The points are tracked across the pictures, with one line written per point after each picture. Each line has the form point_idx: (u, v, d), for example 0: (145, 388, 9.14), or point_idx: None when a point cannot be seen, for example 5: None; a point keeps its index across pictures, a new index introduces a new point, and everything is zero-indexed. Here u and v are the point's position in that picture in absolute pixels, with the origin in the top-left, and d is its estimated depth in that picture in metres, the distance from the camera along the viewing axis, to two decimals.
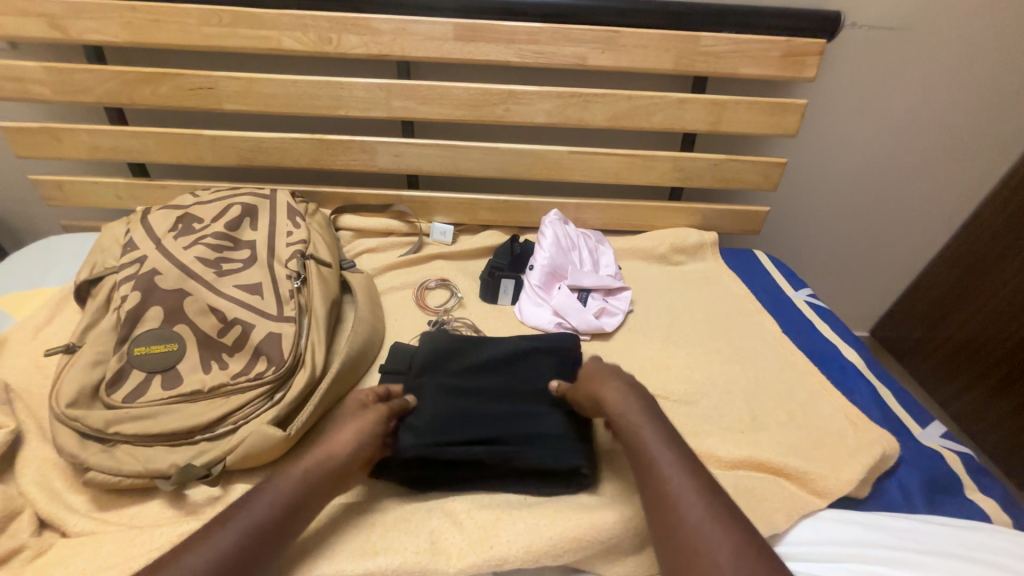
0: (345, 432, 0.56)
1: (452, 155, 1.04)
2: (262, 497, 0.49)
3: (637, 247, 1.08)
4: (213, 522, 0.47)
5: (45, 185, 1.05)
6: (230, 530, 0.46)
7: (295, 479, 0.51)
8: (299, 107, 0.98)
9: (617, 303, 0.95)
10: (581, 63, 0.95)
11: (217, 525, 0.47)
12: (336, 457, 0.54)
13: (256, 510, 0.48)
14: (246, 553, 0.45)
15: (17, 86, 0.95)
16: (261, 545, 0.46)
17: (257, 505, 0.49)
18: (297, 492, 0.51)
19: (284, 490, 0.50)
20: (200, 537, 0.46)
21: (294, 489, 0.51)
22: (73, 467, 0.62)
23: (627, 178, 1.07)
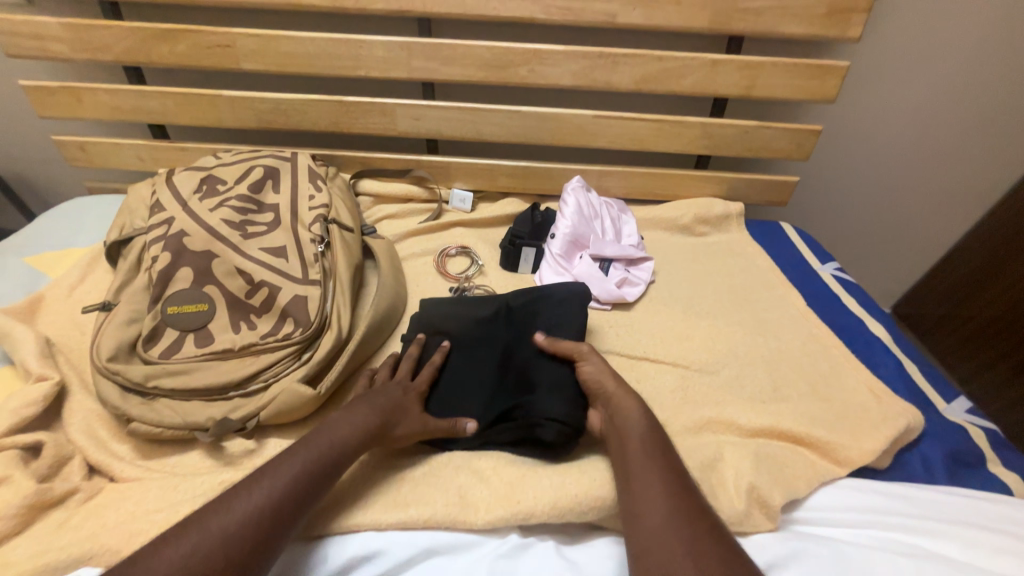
0: (385, 407, 0.59)
1: (473, 119, 1.01)
2: (304, 452, 0.52)
3: (660, 218, 1.06)
4: (258, 473, 0.49)
5: (69, 146, 1.05)
6: (278, 480, 0.49)
7: (337, 439, 0.54)
8: (318, 67, 0.96)
9: (639, 274, 0.94)
10: (611, 21, 0.91)
11: (262, 476, 0.49)
12: (374, 423, 0.57)
13: (298, 461, 0.51)
14: (296, 503, 0.48)
15: (36, 43, 0.94)
16: (308, 496, 0.50)
17: (299, 459, 0.51)
18: (339, 450, 0.53)
19: (325, 448, 0.53)
20: (249, 487, 0.48)
21: (336, 447, 0.53)
22: (116, 418, 0.64)
23: (654, 145, 1.04)
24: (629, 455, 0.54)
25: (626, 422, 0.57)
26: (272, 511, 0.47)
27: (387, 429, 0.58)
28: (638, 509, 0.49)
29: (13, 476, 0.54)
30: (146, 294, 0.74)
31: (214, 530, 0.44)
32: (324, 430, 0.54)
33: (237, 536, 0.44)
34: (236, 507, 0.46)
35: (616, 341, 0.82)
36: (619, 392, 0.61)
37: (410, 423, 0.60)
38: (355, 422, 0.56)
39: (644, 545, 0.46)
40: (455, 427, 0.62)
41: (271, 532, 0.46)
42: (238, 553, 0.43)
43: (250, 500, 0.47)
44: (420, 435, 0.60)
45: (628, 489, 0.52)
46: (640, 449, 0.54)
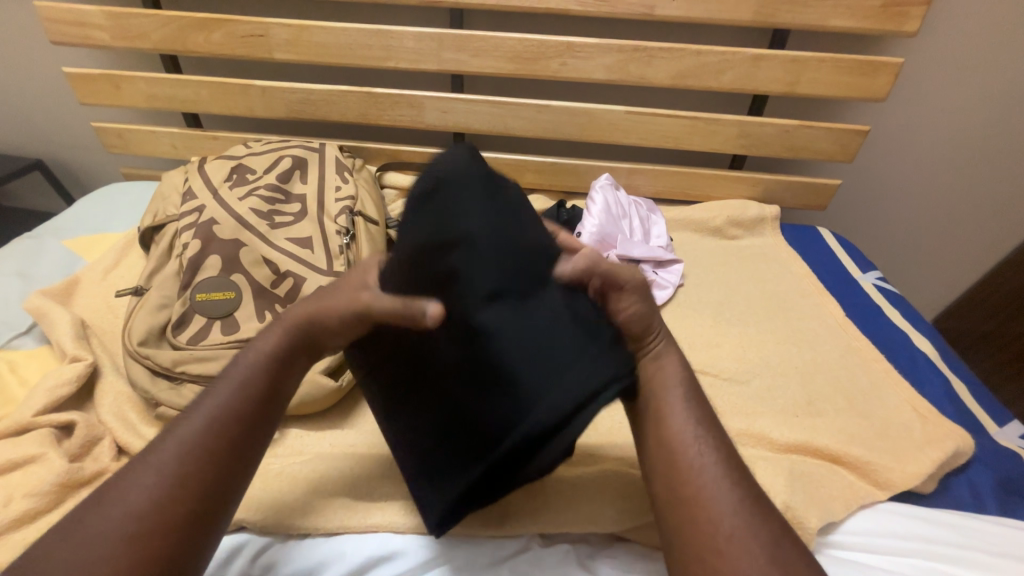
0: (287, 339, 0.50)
1: (501, 113, 1.00)
2: (209, 403, 0.46)
3: (690, 219, 1.03)
4: (161, 440, 0.44)
5: (107, 132, 1.08)
6: (183, 436, 0.43)
7: (242, 382, 0.47)
8: (349, 58, 0.95)
9: (667, 277, 0.91)
10: (649, 13, 0.87)
11: (164, 442, 0.43)
12: (285, 344, 0.49)
13: (198, 416, 0.45)
14: (214, 449, 0.43)
15: (80, 31, 0.96)
16: (219, 446, 0.44)
17: (201, 412, 0.45)
18: (251, 388, 0.47)
19: (230, 394, 0.46)
20: (161, 443, 0.43)
21: (246, 385, 0.47)
22: (144, 401, 0.65)
23: (687, 143, 1.00)
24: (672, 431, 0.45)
25: (670, 386, 0.48)
26: (187, 466, 0.42)
27: (303, 342, 0.50)
28: (685, 497, 0.43)
29: (47, 454, 0.56)
30: (177, 280, 0.76)
31: (124, 500, 0.40)
32: (227, 375, 0.48)
33: (151, 501, 0.40)
34: (144, 473, 0.41)
35: None
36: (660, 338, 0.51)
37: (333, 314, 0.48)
38: (261, 353, 0.49)
39: (696, 539, 0.41)
40: (410, 316, 0.43)
41: (194, 486, 0.41)
42: (158, 514, 0.40)
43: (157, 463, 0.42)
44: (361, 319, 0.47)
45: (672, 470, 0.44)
46: (686, 425, 0.46)
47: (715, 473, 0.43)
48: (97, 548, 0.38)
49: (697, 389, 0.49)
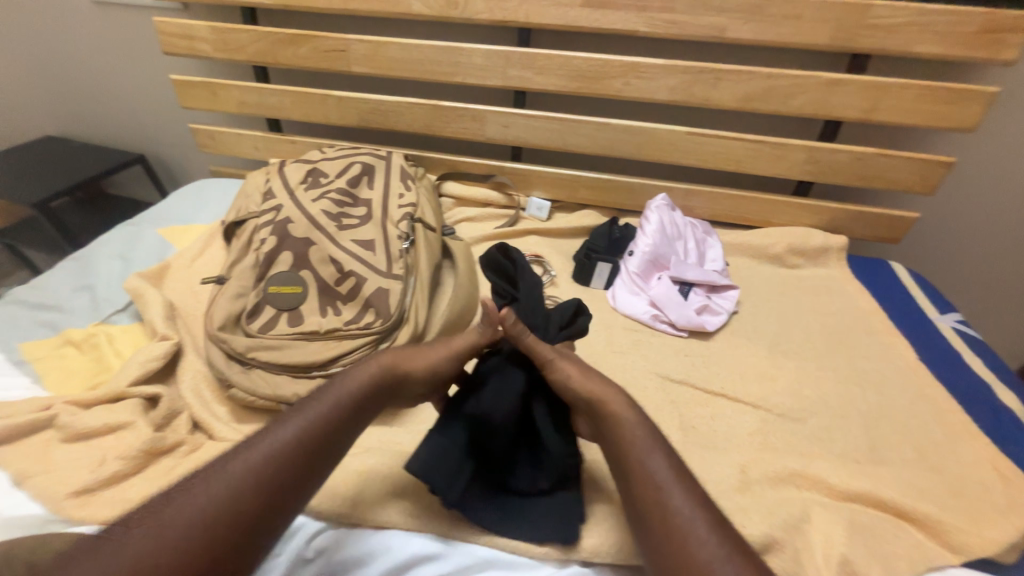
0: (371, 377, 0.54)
1: (560, 129, 1.01)
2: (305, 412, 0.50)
3: (748, 244, 1.00)
4: (259, 437, 0.48)
5: (201, 133, 1.19)
6: (272, 443, 0.47)
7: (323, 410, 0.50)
8: (420, 72, 1.01)
9: (721, 302, 0.89)
10: (719, 35, 0.87)
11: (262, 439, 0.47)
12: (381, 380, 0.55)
13: (279, 432, 0.48)
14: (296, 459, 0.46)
15: (188, 43, 1.07)
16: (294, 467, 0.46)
17: (288, 428, 0.48)
18: (344, 407, 0.51)
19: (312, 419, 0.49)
20: (248, 447, 0.47)
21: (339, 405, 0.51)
22: (218, 381, 0.71)
23: (749, 167, 0.98)
24: (641, 472, 0.49)
25: (628, 430, 0.52)
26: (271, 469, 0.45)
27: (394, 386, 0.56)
28: (670, 537, 0.44)
29: (135, 422, 0.62)
30: (254, 272, 0.82)
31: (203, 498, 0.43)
32: (315, 399, 0.51)
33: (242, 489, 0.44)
34: (236, 464, 0.45)
35: (688, 370, 0.78)
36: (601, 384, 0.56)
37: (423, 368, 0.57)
38: (359, 380, 0.54)
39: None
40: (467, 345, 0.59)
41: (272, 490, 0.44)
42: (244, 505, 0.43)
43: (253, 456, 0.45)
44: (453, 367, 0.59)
45: (652, 511, 0.46)
46: (651, 462, 0.49)
47: (684, 502, 0.46)
48: (182, 528, 0.41)
49: (654, 434, 0.53)
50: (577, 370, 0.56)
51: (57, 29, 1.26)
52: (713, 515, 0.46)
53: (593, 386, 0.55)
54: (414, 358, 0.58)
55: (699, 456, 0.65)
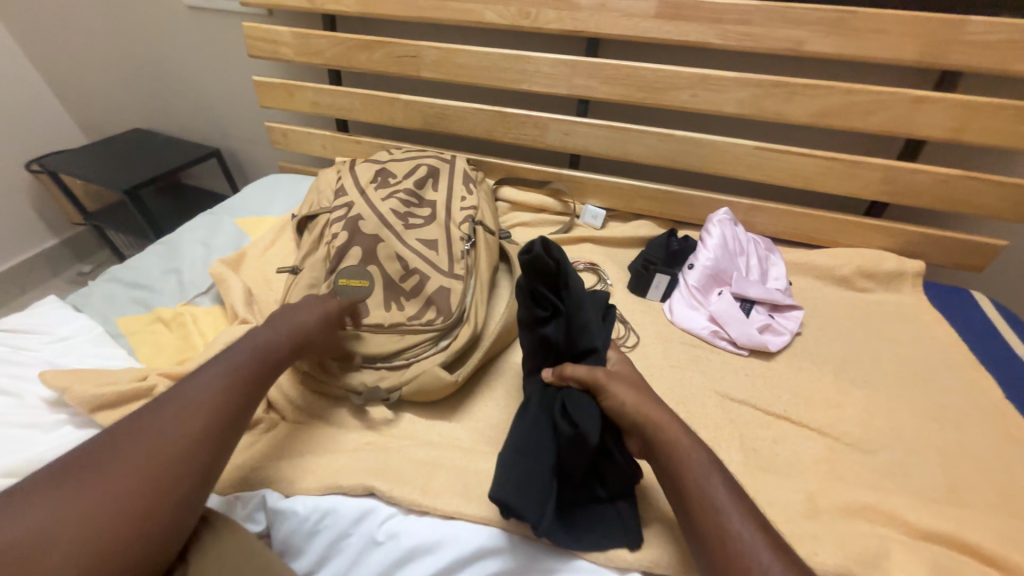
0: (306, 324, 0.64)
1: (622, 138, 1.01)
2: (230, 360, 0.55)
3: (814, 264, 0.96)
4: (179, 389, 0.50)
5: (275, 131, 1.27)
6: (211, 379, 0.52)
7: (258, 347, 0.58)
8: (487, 79, 1.03)
9: (784, 322, 0.86)
10: (796, 49, 0.85)
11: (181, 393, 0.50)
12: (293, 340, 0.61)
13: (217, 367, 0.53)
14: (233, 400, 0.51)
15: (271, 47, 1.14)
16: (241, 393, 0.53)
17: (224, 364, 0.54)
18: (277, 345, 0.59)
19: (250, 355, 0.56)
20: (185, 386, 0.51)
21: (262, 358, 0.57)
22: None
23: (820, 185, 0.94)
24: (701, 499, 0.48)
25: (684, 455, 0.51)
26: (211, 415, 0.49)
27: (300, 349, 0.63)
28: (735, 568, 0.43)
29: None
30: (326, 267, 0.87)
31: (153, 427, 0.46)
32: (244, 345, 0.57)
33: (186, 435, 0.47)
34: (171, 408, 0.48)
35: (748, 390, 0.76)
36: (655, 408, 0.56)
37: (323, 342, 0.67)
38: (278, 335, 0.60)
39: None
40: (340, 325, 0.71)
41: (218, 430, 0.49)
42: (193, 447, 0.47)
43: (185, 402, 0.49)
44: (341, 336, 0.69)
45: (716, 540, 0.46)
46: (711, 488, 0.49)
47: (748, 531, 0.45)
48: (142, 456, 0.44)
49: (711, 458, 0.52)
50: (629, 395, 0.56)
51: (152, 30, 1.37)
52: (779, 545, 0.45)
53: (648, 409, 0.55)
54: (306, 321, 0.64)
55: (762, 479, 0.63)
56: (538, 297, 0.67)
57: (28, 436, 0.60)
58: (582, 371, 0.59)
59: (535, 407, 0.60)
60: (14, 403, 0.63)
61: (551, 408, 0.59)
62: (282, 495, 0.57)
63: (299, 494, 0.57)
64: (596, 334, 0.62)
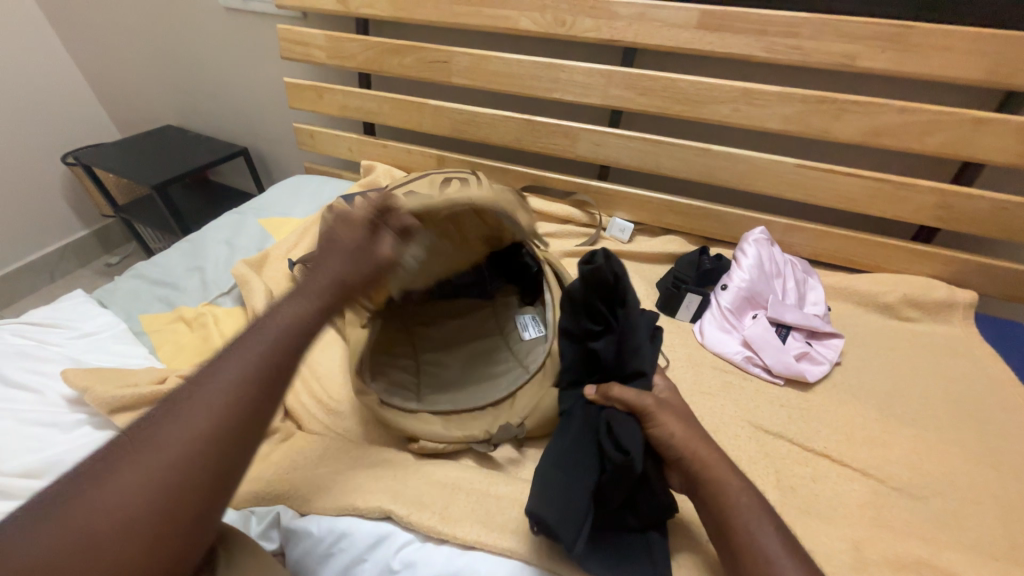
0: (342, 261, 0.52)
1: (655, 151, 0.98)
2: (241, 354, 0.42)
3: (856, 289, 0.91)
4: (175, 399, 0.39)
5: (303, 133, 1.27)
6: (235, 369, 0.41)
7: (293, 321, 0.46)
8: (518, 87, 1.02)
9: (823, 351, 0.82)
10: (847, 64, 0.81)
11: (176, 403, 0.39)
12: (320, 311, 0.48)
13: (247, 349, 0.43)
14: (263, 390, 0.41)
15: (304, 49, 1.15)
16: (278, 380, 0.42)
17: (248, 348, 0.43)
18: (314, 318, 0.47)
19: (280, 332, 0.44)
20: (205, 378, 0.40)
21: (277, 343, 0.43)
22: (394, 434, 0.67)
23: (865, 206, 0.90)
24: (748, 541, 0.46)
25: (728, 491, 0.49)
26: (205, 420, 0.38)
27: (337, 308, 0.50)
28: None
29: None
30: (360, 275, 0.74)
31: (171, 437, 0.37)
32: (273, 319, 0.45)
33: (172, 457, 0.36)
34: (193, 412, 0.38)
35: (785, 423, 0.72)
36: (698, 439, 0.53)
37: (368, 271, 0.53)
38: (301, 313, 0.46)
39: None
40: (388, 249, 0.56)
41: (227, 434, 0.38)
42: (178, 477, 0.36)
43: (204, 397, 0.39)
44: (390, 261, 0.56)
45: None
46: (758, 529, 0.46)
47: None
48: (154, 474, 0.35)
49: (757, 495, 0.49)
50: (673, 423, 0.53)
51: (188, 29, 1.39)
52: None
53: (692, 442, 0.52)
54: (340, 256, 0.52)
55: (801, 522, 0.59)
56: (593, 312, 0.66)
57: (46, 435, 0.59)
58: (631, 392, 0.55)
59: (578, 427, 0.58)
60: (36, 399, 0.63)
61: (595, 428, 0.57)
62: (298, 514, 0.56)
63: (314, 513, 0.56)
64: (645, 358, 0.59)
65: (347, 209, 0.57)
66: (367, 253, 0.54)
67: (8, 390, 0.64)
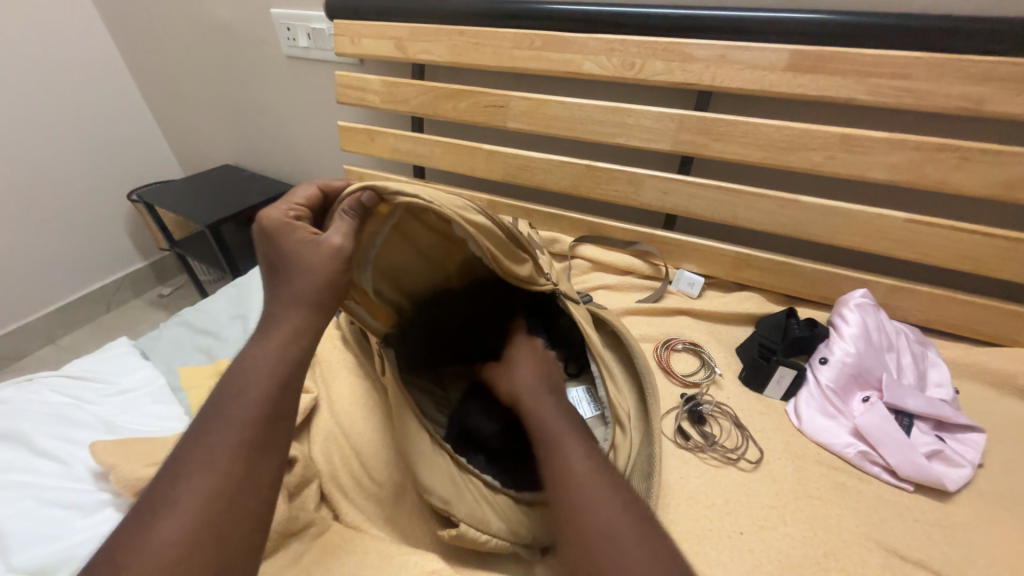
0: (310, 284, 0.49)
1: (733, 201, 0.88)
2: (225, 420, 0.43)
3: (988, 368, 0.76)
4: (172, 469, 0.41)
5: (353, 174, 1.26)
6: (224, 438, 0.42)
7: (268, 370, 0.46)
8: (579, 131, 0.95)
9: (960, 449, 0.66)
10: (973, 108, 0.70)
11: (173, 473, 0.40)
12: (294, 340, 0.49)
13: (233, 411, 0.44)
14: (253, 444, 0.43)
15: (359, 94, 1.14)
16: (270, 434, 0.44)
17: (233, 413, 0.44)
18: (292, 360, 0.48)
19: (260, 385, 0.45)
20: (196, 450, 0.42)
21: (266, 386, 0.45)
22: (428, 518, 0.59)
23: (996, 269, 0.76)
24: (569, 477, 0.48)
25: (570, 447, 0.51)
26: (210, 484, 0.40)
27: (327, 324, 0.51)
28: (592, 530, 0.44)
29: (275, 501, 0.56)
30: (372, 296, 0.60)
31: (183, 513, 0.38)
32: (249, 374, 0.46)
33: (185, 527, 0.38)
34: (194, 482, 0.40)
35: (922, 546, 0.58)
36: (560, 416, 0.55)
37: (322, 272, 0.49)
38: (279, 345, 0.48)
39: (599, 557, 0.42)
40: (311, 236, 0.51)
41: (235, 496, 0.40)
42: (196, 540, 0.37)
43: (203, 466, 0.41)
44: (334, 250, 0.50)
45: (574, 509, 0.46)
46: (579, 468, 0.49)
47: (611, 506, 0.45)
48: (168, 551, 0.37)
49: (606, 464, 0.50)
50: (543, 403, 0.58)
51: (251, 75, 1.43)
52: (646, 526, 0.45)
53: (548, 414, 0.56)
54: (305, 279, 0.49)
55: None
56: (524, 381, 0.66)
57: (64, 519, 0.54)
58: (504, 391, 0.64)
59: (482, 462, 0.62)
60: (60, 472, 0.58)
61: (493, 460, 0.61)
62: None
63: None
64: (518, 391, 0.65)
65: (274, 218, 0.52)
66: (310, 258, 0.50)
67: (34, 459, 0.59)
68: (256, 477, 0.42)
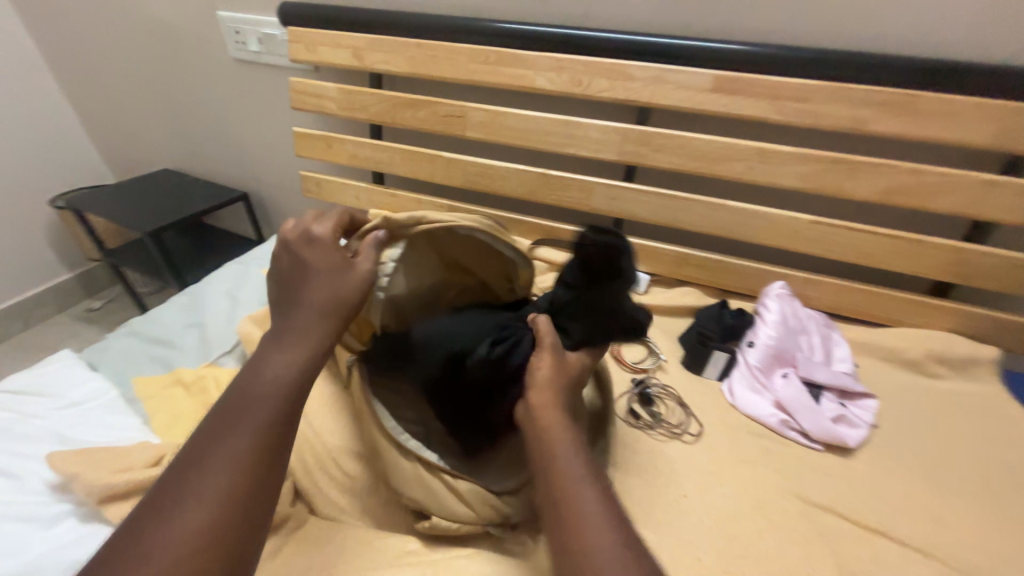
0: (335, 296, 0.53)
1: (671, 205, 0.99)
2: (241, 423, 0.44)
3: (880, 345, 0.90)
4: (185, 466, 0.42)
5: (310, 180, 1.25)
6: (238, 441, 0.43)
7: (285, 376, 0.48)
8: (534, 140, 1.02)
9: (858, 413, 0.79)
10: (859, 128, 0.84)
11: (188, 470, 0.41)
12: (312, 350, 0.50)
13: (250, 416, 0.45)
14: (267, 450, 0.44)
15: (317, 101, 1.14)
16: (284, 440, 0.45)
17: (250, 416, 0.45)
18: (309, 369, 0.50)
19: (275, 390, 0.47)
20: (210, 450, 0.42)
21: (284, 395, 0.47)
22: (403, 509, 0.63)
23: (883, 262, 0.90)
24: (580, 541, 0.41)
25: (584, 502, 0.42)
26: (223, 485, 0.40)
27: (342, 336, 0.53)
28: None
29: None
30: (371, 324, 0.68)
31: (196, 512, 0.39)
32: (264, 379, 0.47)
33: (198, 524, 0.38)
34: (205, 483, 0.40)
35: (831, 494, 0.69)
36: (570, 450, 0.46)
37: (351, 291, 0.54)
38: (297, 355, 0.49)
39: None
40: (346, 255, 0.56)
41: (248, 500, 0.41)
42: (209, 538, 0.38)
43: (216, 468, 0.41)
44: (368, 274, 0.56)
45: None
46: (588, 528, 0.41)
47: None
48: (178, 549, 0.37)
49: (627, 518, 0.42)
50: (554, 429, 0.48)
51: (195, 78, 1.39)
52: None
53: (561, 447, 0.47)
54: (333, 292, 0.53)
55: None
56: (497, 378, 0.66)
57: (23, 533, 0.52)
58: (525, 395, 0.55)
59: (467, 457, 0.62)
60: (13, 487, 0.56)
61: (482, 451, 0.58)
62: None
63: None
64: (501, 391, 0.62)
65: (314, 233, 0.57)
66: (344, 275, 0.55)
67: None
68: (271, 479, 0.43)
